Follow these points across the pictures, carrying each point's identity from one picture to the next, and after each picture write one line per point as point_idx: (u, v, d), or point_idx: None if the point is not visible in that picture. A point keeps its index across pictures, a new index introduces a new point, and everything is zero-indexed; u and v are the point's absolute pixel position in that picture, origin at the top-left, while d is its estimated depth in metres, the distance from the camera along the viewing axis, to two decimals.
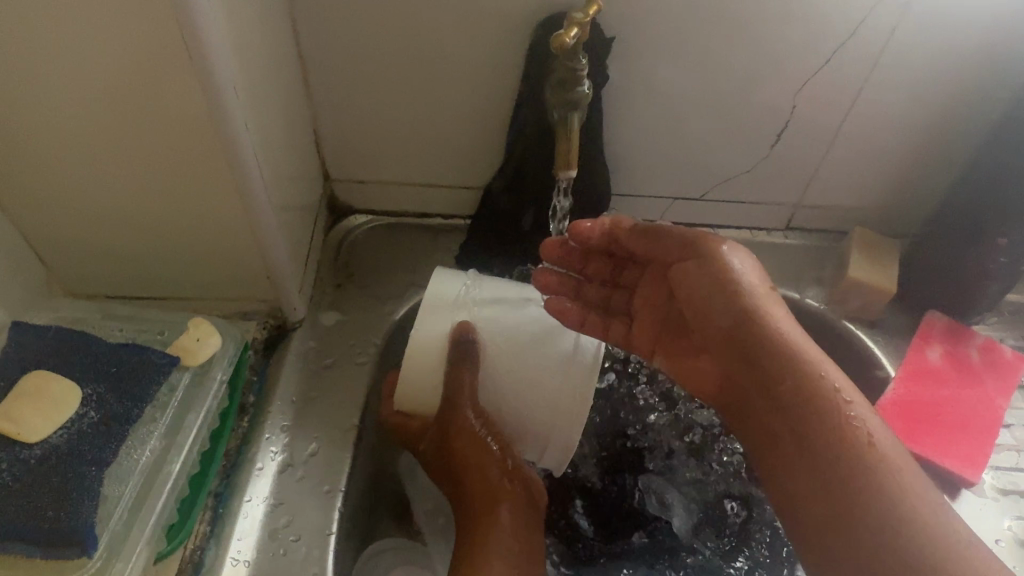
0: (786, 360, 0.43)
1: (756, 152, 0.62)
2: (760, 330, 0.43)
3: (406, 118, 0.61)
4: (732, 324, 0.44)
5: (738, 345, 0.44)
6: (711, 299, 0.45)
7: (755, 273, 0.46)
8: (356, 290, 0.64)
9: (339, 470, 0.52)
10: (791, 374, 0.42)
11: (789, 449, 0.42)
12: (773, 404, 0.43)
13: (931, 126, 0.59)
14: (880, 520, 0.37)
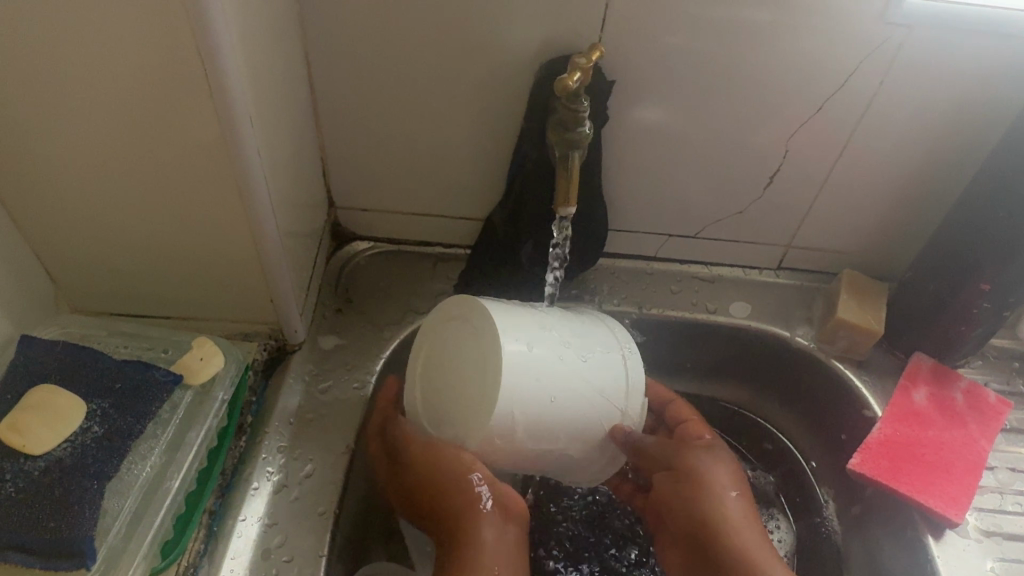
0: (734, 521, 0.53)
1: (749, 194, 0.64)
2: (722, 528, 0.53)
3: (411, 150, 0.62)
4: (693, 510, 0.54)
5: (695, 527, 0.54)
6: (685, 501, 0.55)
7: (730, 479, 0.55)
8: (355, 315, 0.65)
9: (333, 493, 0.53)
10: (739, 545, 0.52)
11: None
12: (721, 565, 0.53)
13: (917, 176, 0.61)
14: None
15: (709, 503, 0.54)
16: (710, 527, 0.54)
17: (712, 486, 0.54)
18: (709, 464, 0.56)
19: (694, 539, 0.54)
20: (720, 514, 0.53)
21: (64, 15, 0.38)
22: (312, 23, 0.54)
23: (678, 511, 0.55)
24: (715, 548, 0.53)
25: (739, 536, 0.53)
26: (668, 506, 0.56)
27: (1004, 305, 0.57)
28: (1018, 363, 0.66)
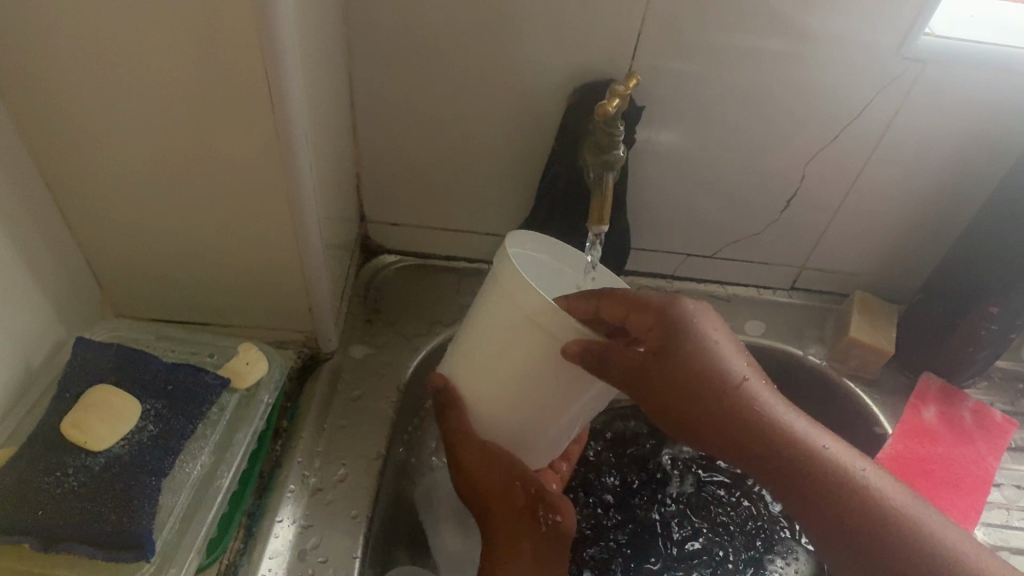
0: (756, 428, 0.42)
1: (766, 216, 0.66)
2: (768, 426, 0.42)
3: (443, 168, 0.65)
4: (723, 421, 0.42)
5: (724, 447, 0.43)
6: (692, 380, 0.42)
7: (728, 342, 0.44)
8: (384, 325, 0.67)
9: (365, 497, 0.54)
10: (780, 436, 0.42)
11: (811, 515, 0.42)
12: (783, 483, 0.43)
13: (928, 202, 0.64)
14: (903, 546, 0.40)
15: (737, 406, 0.42)
16: (739, 432, 0.42)
17: (716, 390, 0.42)
18: (739, 377, 0.43)
19: (739, 455, 0.43)
20: (750, 420, 0.42)
21: (140, 36, 0.40)
22: (356, 46, 0.57)
23: (709, 439, 0.43)
24: (774, 472, 0.43)
25: (778, 437, 0.42)
26: (701, 426, 0.43)
27: (1010, 327, 0.60)
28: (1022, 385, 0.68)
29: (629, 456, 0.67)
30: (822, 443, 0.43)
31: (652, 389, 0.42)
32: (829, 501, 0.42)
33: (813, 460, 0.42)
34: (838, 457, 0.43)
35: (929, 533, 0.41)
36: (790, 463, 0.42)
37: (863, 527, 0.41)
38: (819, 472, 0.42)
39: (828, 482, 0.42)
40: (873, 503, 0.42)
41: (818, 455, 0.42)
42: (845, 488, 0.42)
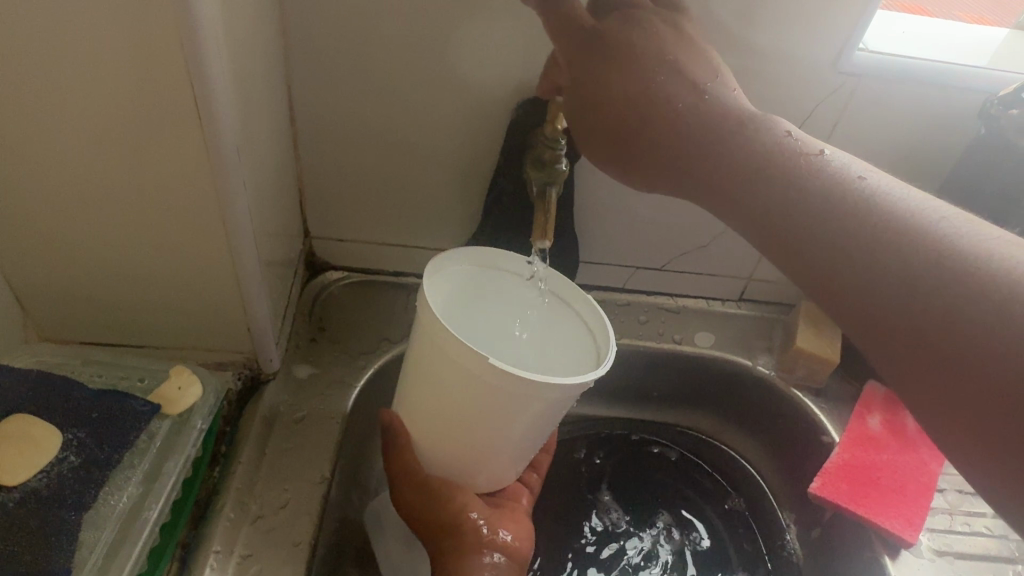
0: (800, 178, 0.43)
1: (712, 228, 0.67)
2: (807, 170, 0.43)
3: (388, 183, 0.64)
4: (653, 103, 0.45)
5: (756, 155, 0.45)
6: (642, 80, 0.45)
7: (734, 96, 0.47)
8: (329, 344, 0.65)
9: (308, 523, 0.53)
10: (826, 181, 0.43)
11: (879, 284, 0.40)
12: (813, 254, 0.42)
13: None
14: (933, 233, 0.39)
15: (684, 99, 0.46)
16: (741, 131, 0.45)
17: (651, 50, 0.46)
18: (699, 86, 0.46)
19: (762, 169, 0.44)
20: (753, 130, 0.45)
21: (58, 47, 0.38)
22: (296, 59, 0.55)
23: (761, 193, 0.44)
24: (798, 188, 0.43)
25: (822, 175, 0.43)
26: (714, 163, 0.46)
27: None
28: None
29: (582, 477, 0.67)
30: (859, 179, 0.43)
31: (595, 113, 0.46)
32: (866, 252, 0.40)
33: (865, 199, 0.41)
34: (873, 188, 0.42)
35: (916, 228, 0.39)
36: (840, 207, 0.42)
37: (926, 255, 0.38)
38: (863, 198, 0.41)
39: (872, 206, 0.41)
40: (953, 249, 0.38)
41: (847, 180, 0.43)
42: (908, 243, 0.39)
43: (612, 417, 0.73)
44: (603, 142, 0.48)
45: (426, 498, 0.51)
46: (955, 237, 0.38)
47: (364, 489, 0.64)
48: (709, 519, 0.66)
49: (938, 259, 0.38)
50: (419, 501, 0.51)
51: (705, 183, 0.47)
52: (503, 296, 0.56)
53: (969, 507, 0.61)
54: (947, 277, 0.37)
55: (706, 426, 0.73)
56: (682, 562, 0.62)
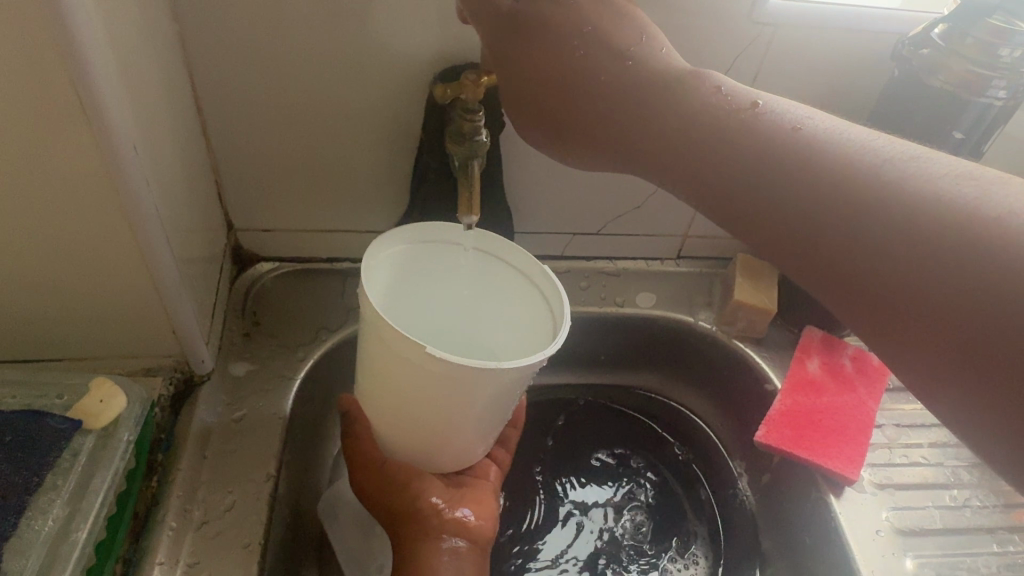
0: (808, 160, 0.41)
1: (645, 188, 0.67)
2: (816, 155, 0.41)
3: (310, 167, 0.62)
4: (579, 93, 0.46)
5: (759, 161, 0.42)
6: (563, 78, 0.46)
7: (701, 94, 0.45)
8: (263, 338, 0.63)
9: (256, 523, 0.51)
10: (830, 161, 0.40)
11: (884, 299, 0.37)
12: (838, 247, 0.39)
13: None
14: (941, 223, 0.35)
15: (631, 79, 0.46)
16: (750, 140, 0.43)
17: (568, 22, 0.45)
18: (624, 59, 0.46)
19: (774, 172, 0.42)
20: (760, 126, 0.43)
21: None
22: (194, 43, 0.52)
23: (771, 206, 0.42)
24: (804, 182, 0.41)
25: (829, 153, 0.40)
26: (715, 165, 0.44)
27: None
28: None
29: (544, 451, 0.67)
30: (861, 148, 0.40)
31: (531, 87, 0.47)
32: (891, 239, 0.37)
33: (867, 171, 0.39)
34: (873, 176, 0.38)
35: (926, 217, 0.36)
36: (844, 183, 0.39)
37: (933, 229, 0.36)
38: (868, 177, 0.39)
39: (877, 178, 0.38)
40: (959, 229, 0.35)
41: (851, 167, 0.39)
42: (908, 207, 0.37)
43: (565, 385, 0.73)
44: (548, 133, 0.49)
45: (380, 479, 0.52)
46: (969, 198, 0.36)
47: (316, 481, 0.63)
48: (664, 479, 0.67)
49: (949, 224, 0.35)
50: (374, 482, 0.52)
51: (703, 188, 0.45)
52: (441, 263, 0.55)
53: (906, 439, 0.63)
54: (954, 235, 0.35)
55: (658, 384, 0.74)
56: (641, 524, 0.63)
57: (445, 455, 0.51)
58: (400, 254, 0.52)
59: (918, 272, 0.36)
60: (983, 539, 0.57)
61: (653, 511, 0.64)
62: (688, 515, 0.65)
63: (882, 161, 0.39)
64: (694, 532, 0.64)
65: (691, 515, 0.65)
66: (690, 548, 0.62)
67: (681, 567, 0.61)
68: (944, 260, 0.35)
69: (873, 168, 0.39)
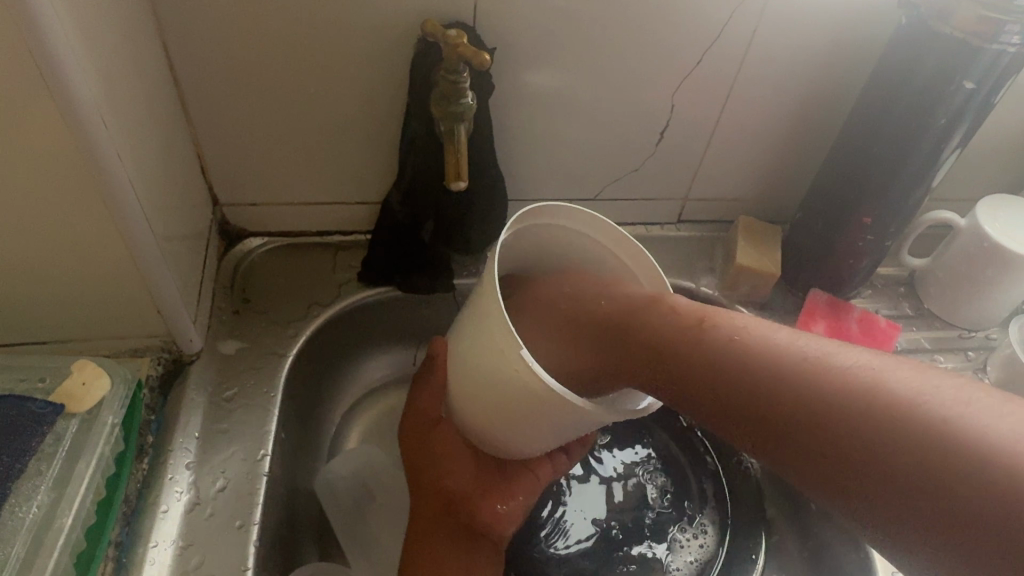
0: (832, 391, 0.40)
1: (642, 152, 0.64)
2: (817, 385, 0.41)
3: (295, 138, 0.59)
4: (641, 324, 0.49)
5: (753, 381, 0.43)
6: (635, 319, 0.49)
7: (755, 325, 0.46)
8: (255, 315, 0.62)
9: (251, 503, 0.51)
10: (836, 378, 0.40)
11: (869, 488, 0.38)
12: (845, 435, 0.39)
13: (798, 122, 0.63)
14: (955, 433, 0.36)
15: (656, 323, 0.48)
16: (770, 364, 0.43)
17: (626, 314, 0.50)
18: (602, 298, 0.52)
19: (820, 435, 0.40)
20: (837, 367, 0.41)
21: None
22: (164, 11, 0.50)
23: (807, 433, 0.40)
24: (802, 395, 0.41)
25: (876, 388, 0.39)
26: (701, 363, 0.45)
27: (883, 231, 0.62)
28: (901, 287, 0.71)
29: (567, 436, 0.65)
30: (887, 373, 0.40)
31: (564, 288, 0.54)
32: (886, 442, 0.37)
33: (924, 417, 0.37)
34: (868, 370, 0.40)
35: (918, 425, 0.37)
36: (854, 404, 0.39)
37: (939, 442, 0.36)
38: (857, 381, 0.40)
39: (890, 395, 0.38)
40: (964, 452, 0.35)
41: (817, 362, 0.42)
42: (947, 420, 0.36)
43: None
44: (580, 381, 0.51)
45: (424, 437, 0.54)
46: (978, 421, 0.36)
47: (314, 458, 0.62)
48: (669, 451, 0.66)
49: (949, 446, 0.36)
50: (419, 436, 0.54)
51: (719, 413, 0.44)
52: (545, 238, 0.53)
53: None
54: (964, 471, 0.35)
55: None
56: (648, 503, 0.63)
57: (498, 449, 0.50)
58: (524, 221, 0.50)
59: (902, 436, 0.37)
60: None
61: (659, 488, 0.64)
62: (695, 484, 0.64)
63: (889, 379, 0.39)
64: (702, 501, 0.63)
65: (699, 483, 0.64)
66: (697, 519, 0.62)
67: (690, 537, 0.61)
68: (938, 460, 0.35)
69: (899, 404, 0.38)
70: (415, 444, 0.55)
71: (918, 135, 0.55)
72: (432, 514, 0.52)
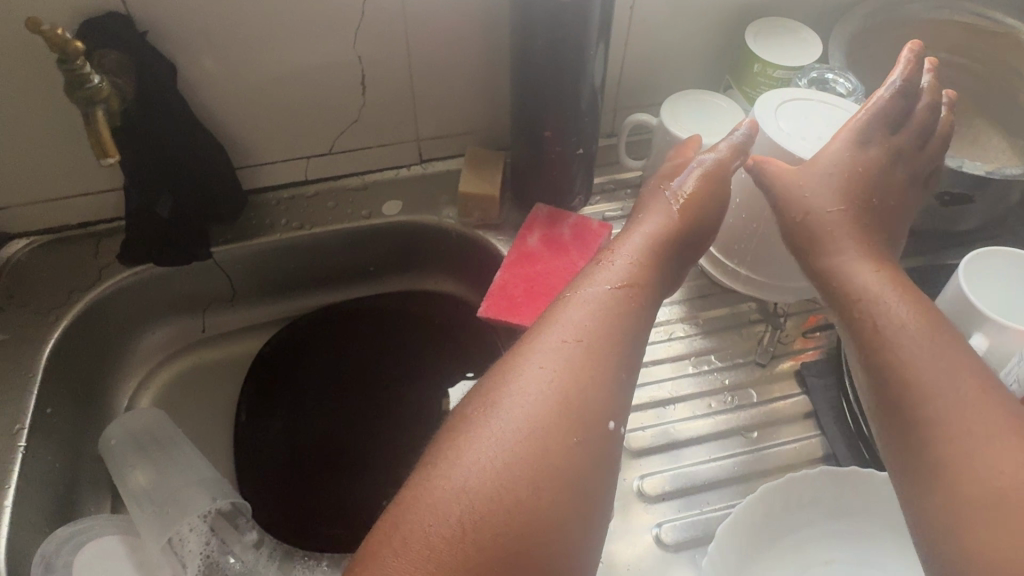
0: (912, 353, 0.43)
1: (353, 103, 0.69)
2: (828, 247, 0.52)
3: (11, 150, 0.63)
4: (595, 343, 0.45)
5: (588, 340, 0.45)
6: (620, 299, 0.48)
7: (640, 240, 0.53)
8: (17, 310, 0.67)
9: (6, 473, 0.58)
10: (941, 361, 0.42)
11: (912, 449, 0.40)
12: (918, 408, 0.41)
13: (488, 53, 0.68)
14: (910, 375, 0.42)
15: (651, 232, 0.54)
16: (584, 355, 0.44)
17: (603, 313, 0.47)
18: (566, 339, 0.45)
19: (555, 371, 0.43)
20: (893, 355, 0.44)
21: None
22: None
23: (623, 382, 0.45)
24: (603, 333, 0.46)
25: (580, 323, 0.46)
26: (614, 339, 0.46)
27: (571, 144, 0.68)
28: (629, 189, 0.77)
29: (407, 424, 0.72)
30: (631, 331, 0.47)
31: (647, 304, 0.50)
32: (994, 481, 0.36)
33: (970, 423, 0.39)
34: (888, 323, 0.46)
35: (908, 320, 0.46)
36: (914, 389, 0.42)
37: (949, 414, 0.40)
38: (907, 373, 0.42)
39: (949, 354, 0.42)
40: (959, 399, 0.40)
41: (876, 343, 0.45)
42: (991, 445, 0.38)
43: (290, 290, 0.79)
44: (617, 324, 0.47)
45: (605, 350, 0.45)
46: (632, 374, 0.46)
47: (98, 426, 0.69)
48: None
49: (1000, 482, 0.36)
50: (567, 398, 0.42)
51: (616, 330, 0.46)
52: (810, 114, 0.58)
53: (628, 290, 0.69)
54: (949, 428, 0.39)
55: (394, 284, 0.81)
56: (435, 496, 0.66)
57: (605, 332, 0.46)
58: (802, 108, 0.58)
59: (940, 458, 0.39)
60: (680, 364, 0.64)
61: None
62: None
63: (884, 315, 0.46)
64: None
65: None
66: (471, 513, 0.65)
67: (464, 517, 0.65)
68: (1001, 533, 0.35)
69: (872, 337, 0.46)
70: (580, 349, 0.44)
71: (565, 56, 0.60)
72: (582, 401, 0.42)
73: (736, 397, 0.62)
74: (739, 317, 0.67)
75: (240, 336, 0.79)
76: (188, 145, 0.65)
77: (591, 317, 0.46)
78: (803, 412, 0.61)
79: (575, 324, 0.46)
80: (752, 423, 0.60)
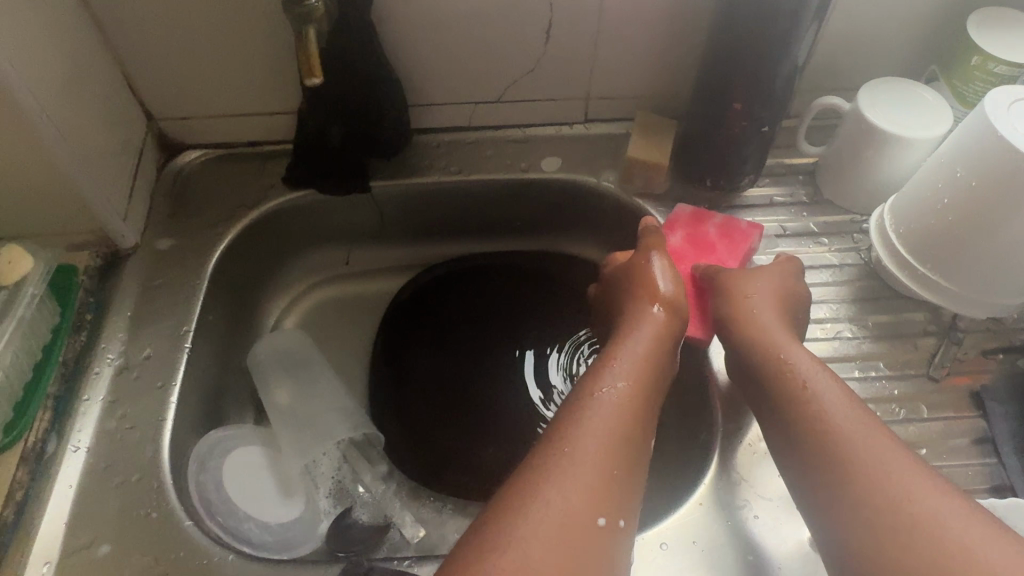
0: (849, 418, 0.46)
1: (534, 52, 0.67)
2: (754, 327, 0.55)
3: (207, 61, 0.65)
4: (623, 407, 0.47)
5: (621, 405, 0.47)
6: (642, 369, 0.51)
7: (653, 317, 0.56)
8: (187, 218, 0.69)
9: (172, 370, 0.60)
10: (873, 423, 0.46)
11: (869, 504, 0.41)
12: (874, 475, 0.42)
13: (683, 15, 0.65)
14: (842, 447, 0.44)
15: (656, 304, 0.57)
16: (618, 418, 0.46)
17: (627, 381, 0.49)
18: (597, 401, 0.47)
19: (599, 434, 0.45)
20: (818, 407, 0.47)
21: None
22: None
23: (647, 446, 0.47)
24: (633, 399, 0.48)
25: (612, 393, 0.48)
26: (642, 405, 0.48)
27: (759, 120, 0.64)
28: (800, 175, 0.73)
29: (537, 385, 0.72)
30: (651, 400, 0.49)
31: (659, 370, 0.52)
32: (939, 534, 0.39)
33: (884, 466, 0.43)
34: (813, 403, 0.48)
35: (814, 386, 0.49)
36: (852, 449, 0.44)
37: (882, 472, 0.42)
38: (851, 440, 0.45)
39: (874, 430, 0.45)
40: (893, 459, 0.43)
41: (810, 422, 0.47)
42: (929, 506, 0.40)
43: (433, 235, 0.79)
44: (642, 392, 0.49)
45: (636, 414, 0.47)
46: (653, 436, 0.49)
47: (247, 338, 0.72)
48: None
49: (952, 541, 0.38)
50: (609, 469, 0.43)
51: (641, 398, 0.49)
52: None
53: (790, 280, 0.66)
54: (891, 490, 0.41)
55: (534, 242, 0.80)
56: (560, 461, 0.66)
57: (633, 397, 0.48)
58: None
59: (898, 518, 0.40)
60: (843, 365, 0.61)
61: None
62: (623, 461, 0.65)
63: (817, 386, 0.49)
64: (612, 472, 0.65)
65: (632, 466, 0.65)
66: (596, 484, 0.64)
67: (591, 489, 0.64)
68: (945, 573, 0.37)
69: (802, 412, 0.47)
70: (621, 412, 0.47)
71: (780, 26, 0.56)
72: (623, 461, 0.44)
73: (904, 410, 0.58)
74: (911, 325, 0.63)
75: (381, 273, 0.80)
76: (369, 76, 0.64)
77: (620, 385, 0.49)
78: (975, 437, 0.57)
79: (608, 400, 0.47)
80: (920, 439, 0.57)
